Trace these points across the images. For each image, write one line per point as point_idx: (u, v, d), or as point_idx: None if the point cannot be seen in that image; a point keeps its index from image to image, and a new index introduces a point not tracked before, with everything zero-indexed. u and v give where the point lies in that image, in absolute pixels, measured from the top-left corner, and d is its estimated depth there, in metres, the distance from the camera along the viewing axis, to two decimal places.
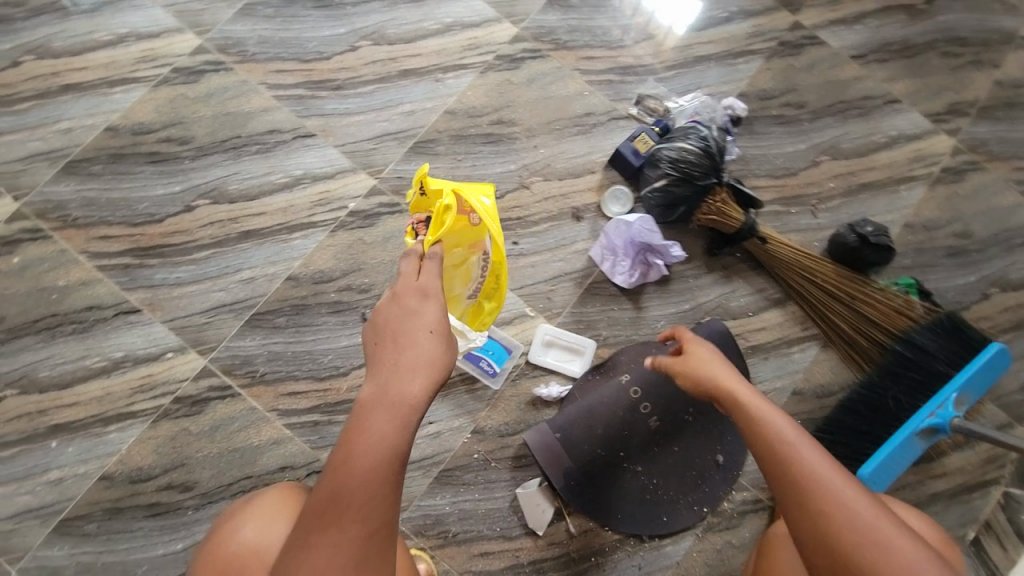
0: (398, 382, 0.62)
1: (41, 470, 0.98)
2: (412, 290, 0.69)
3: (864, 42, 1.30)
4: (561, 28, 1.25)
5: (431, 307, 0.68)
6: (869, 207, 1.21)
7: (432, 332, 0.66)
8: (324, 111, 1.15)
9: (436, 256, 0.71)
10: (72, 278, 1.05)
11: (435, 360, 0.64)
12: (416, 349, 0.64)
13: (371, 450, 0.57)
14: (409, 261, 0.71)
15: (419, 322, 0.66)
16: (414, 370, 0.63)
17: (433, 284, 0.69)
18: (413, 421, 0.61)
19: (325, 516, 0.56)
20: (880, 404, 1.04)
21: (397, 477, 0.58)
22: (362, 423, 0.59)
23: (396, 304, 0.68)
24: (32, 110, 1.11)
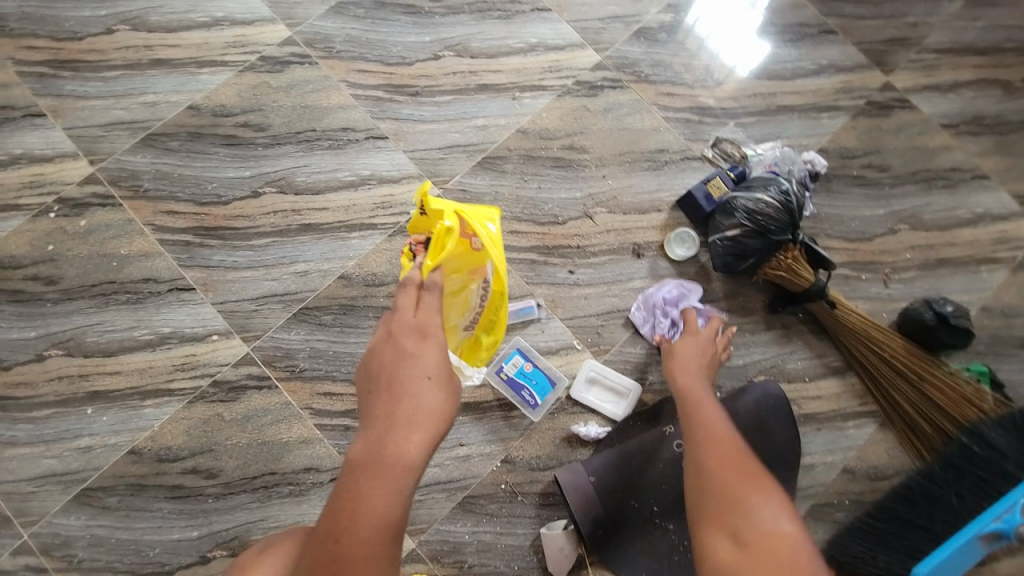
0: (392, 440, 0.53)
1: (73, 435, 0.98)
2: (409, 329, 0.62)
3: (957, 111, 1.24)
4: (645, 61, 1.23)
5: (430, 348, 0.60)
6: (945, 284, 1.15)
7: (431, 378, 0.58)
8: (399, 115, 1.15)
9: (435, 288, 0.67)
10: (134, 249, 1.06)
11: (436, 412, 0.56)
12: (414, 399, 0.56)
13: (362, 523, 0.48)
14: (406, 293, 0.66)
15: (417, 363, 0.59)
16: (412, 425, 0.54)
17: (432, 320, 0.63)
18: (410, 484, 0.52)
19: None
20: (938, 498, 0.93)
21: (393, 556, 0.48)
22: (351, 488, 0.50)
23: (391, 343, 0.61)
24: (120, 80, 1.14)
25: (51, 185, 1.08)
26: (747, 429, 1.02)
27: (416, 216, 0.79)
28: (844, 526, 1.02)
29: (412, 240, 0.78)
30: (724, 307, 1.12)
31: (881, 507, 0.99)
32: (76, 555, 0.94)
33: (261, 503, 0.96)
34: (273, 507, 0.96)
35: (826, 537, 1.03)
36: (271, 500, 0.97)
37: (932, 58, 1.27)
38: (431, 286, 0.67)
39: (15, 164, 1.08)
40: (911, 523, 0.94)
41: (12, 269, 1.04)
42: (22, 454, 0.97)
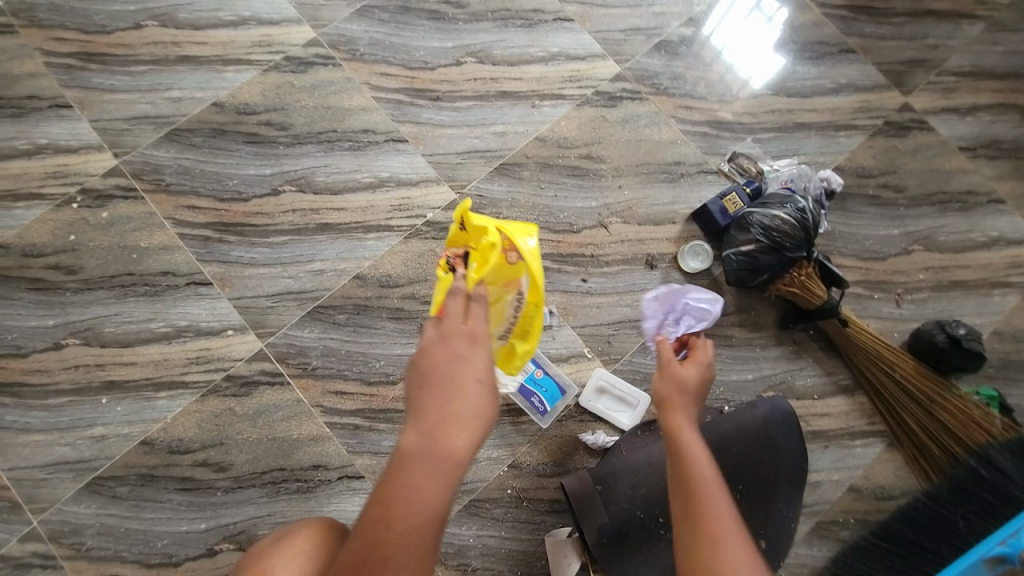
0: (444, 432, 0.58)
1: (87, 424, 0.99)
2: (461, 334, 0.66)
3: (974, 135, 1.24)
4: (665, 74, 1.24)
5: (480, 353, 0.65)
6: (957, 307, 1.15)
7: (480, 381, 0.62)
8: (419, 119, 1.16)
9: (481, 299, 0.70)
10: (154, 242, 1.07)
11: (480, 413, 0.60)
12: (463, 399, 0.61)
13: (415, 505, 0.53)
14: (455, 300, 0.69)
15: (468, 366, 0.63)
16: (460, 423, 0.59)
17: (481, 329, 0.67)
18: (456, 477, 0.56)
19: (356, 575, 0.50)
20: (944, 520, 0.94)
21: (436, 538, 0.53)
22: (405, 473, 0.55)
23: (444, 345, 0.65)
24: (147, 75, 1.15)
25: (75, 176, 1.09)
26: (755, 443, 1.03)
27: (456, 232, 0.82)
28: (849, 545, 1.01)
29: (452, 254, 0.82)
30: (736, 321, 1.12)
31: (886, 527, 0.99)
32: (85, 543, 0.95)
33: (269, 499, 0.97)
34: (281, 503, 0.97)
35: (831, 555, 1.02)
36: (279, 496, 0.97)
37: (951, 81, 1.27)
38: (479, 297, 0.70)
39: (41, 154, 1.09)
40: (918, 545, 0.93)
41: (33, 257, 1.05)
42: (35, 441, 0.98)
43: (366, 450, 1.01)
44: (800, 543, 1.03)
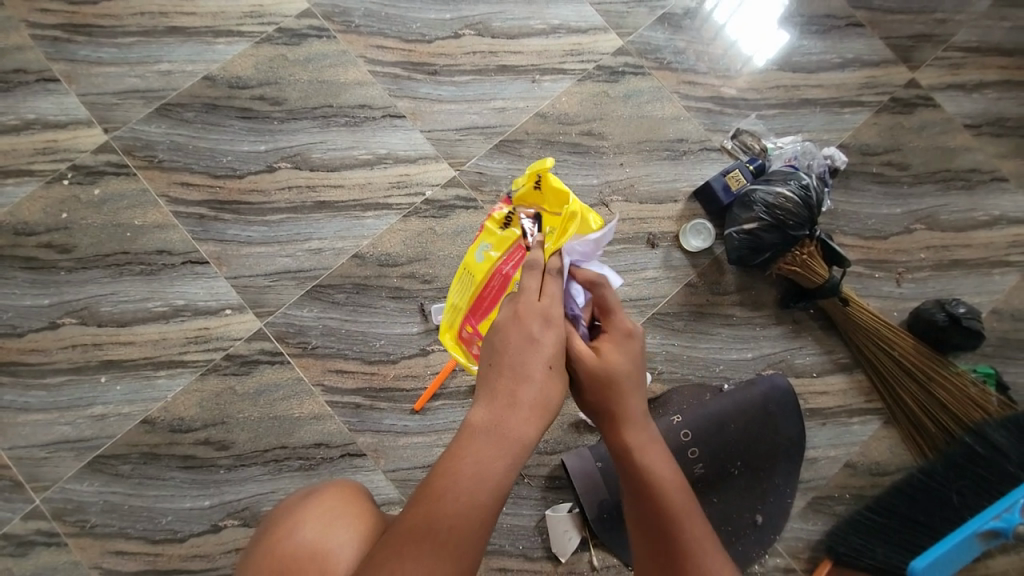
0: (512, 417, 0.58)
1: (87, 403, 0.99)
2: (535, 317, 0.64)
3: (980, 112, 1.23)
4: (668, 48, 1.21)
5: (552, 340, 0.63)
6: (957, 286, 1.15)
7: (549, 369, 0.61)
8: (417, 94, 1.14)
9: (559, 276, 0.67)
10: (148, 220, 1.05)
11: (545, 401, 0.60)
12: (532, 386, 0.60)
13: (478, 479, 0.54)
14: (532, 278, 0.66)
15: (536, 353, 0.62)
16: (526, 406, 0.59)
17: (557, 310, 0.64)
18: (519, 460, 0.57)
19: (419, 538, 0.51)
20: (938, 495, 0.95)
21: (496, 515, 0.54)
22: (471, 448, 0.56)
23: (517, 327, 0.63)
24: (135, 47, 1.12)
25: (65, 152, 1.07)
26: (754, 420, 1.04)
27: (527, 187, 0.76)
28: (844, 519, 1.03)
29: (520, 211, 0.77)
30: (737, 300, 1.12)
31: (880, 500, 1.00)
32: (89, 520, 0.95)
33: (272, 476, 0.98)
34: (283, 480, 0.98)
35: (825, 528, 1.04)
36: (282, 473, 0.98)
37: (958, 57, 1.25)
38: (557, 275, 0.67)
39: (29, 130, 1.07)
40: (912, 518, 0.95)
41: (25, 236, 1.03)
42: (35, 420, 0.98)
43: (368, 428, 1.01)
44: (796, 518, 1.05)
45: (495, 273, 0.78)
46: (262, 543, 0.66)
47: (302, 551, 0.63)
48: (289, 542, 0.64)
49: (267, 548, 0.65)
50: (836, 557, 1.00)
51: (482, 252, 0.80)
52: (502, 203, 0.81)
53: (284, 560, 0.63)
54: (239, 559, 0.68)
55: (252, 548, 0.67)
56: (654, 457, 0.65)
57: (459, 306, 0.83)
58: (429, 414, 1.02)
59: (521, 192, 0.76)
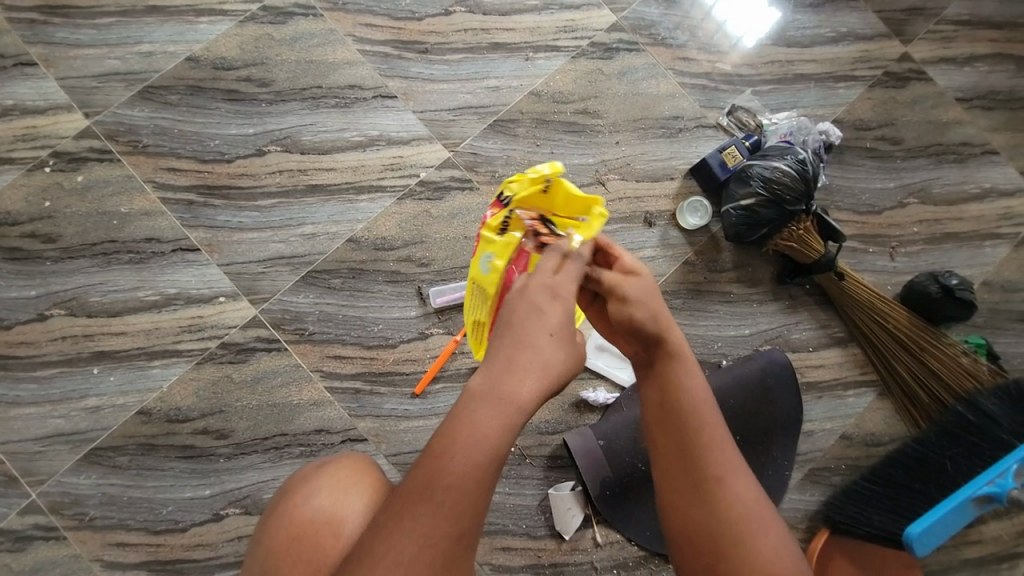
0: (511, 380, 0.58)
1: (80, 395, 0.97)
2: (542, 288, 0.64)
3: (971, 85, 1.23)
4: (662, 23, 1.19)
5: (557, 309, 0.63)
6: (949, 259, 1.16)
7: (551, 337, 0.61)
8: (408, 74, 1.11)
9: (581, 259, 0.67)
10: (135, 207, 1.03)
11: (550, 366, 0.60)
12: (533, 350, 0.60)
13: (475, 439, 0.54)
14: (551, 257, 0.67)
15: (542, 319, 0.62)
16: (526, 370, 0.59)
17: (567, 287, 0.65)
18: (516, 423, 0.57)
19: (415, 500, 0.53)
20: (933, 463, 0.96)
21: (492, 481, 0.54)
22: (468, 411, 0.56)
23: (524, 299, 0.63)
24: (114, 28, 1.08)
25: (45, 138, 1.03)
26: (753, 395, 1.05)
27: (529, 189, 0.74)
28: (840, 489, 1.05)
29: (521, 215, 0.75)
30: (733, 277, 1.12)
31: (877, 471, 1.02)
32: (88, 513, 0.94)
33: (274, 463, 0.97)
34: (285, 468, 0.97)
35: (822, 499, 1.07)
36: (283, 461, 0.97)
37: (950, 30, 1.25)
38: (577, 259, 0.67)
39: (7, 116, 1.03)
40: (906, 487, 0.97)
41: (8, 225, 1.00)
42: (27, 414, 0.96)
43: (368, 413, 1.00)
44: (793, 489, 1.07)
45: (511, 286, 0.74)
46: (280, 508, 0.68)
47: (317, 517, 0.65)
48: (306, 508, 0.66)
49: (284, 514, 0.67)
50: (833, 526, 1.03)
51: (485, 264, 0.74)
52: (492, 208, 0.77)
53: (301, 525, 0.65)
54: (250, 544, 0.70)
55: (268, 521, 0.69)
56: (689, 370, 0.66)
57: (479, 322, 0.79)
58: (430, 397, 1.01)
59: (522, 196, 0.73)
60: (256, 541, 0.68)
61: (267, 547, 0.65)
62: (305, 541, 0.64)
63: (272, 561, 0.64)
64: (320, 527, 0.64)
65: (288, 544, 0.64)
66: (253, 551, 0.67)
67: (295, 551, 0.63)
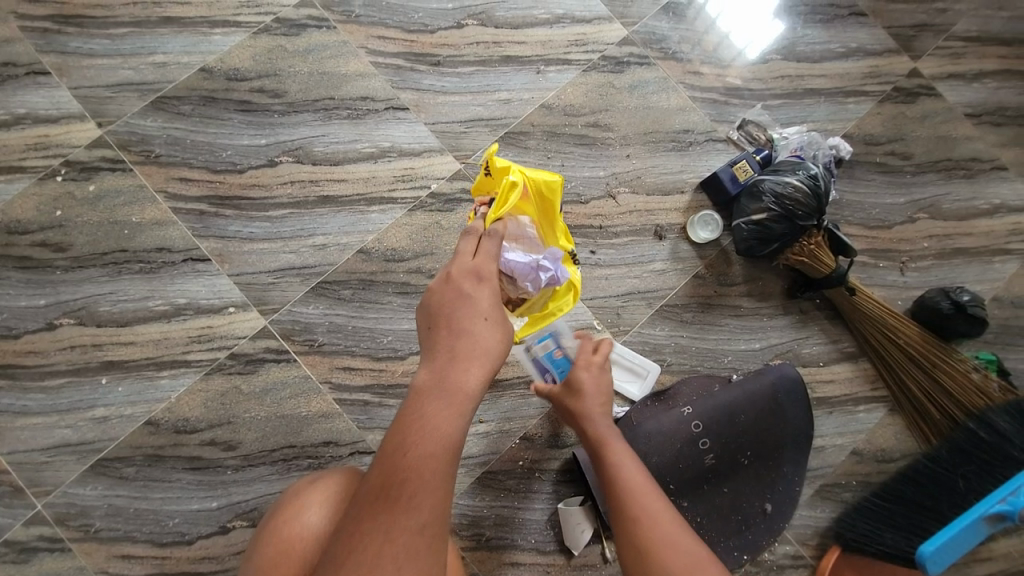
0: (457, 372, 0.61)
1: (88, 405, 0.96)
2: (467, 276, 0.70)
3: (980, 101, 1.23)
4: (672, 37, 1.20)
5: (485, 291, 0.69)
6: (960, 274, 1.16)
7: (486, 321, 0.67)
8: (420, 85, 1.12)
9: (495, 236, 0.75)
10: (146, 217, 1.03)
11: (488, 349, 0.65)
12: (472, 338, 0.65)
13: (429, 432, 0.55)
14: (468, 241, 0.75)
15: (475, 308, 0.68)
16: (469, 359, 0.62)
17: (486, 268, 0.72)
18: (467, 408, 0.59)
19: (379, 498, 0.51)
20: (946, 482, 0.96)
21: (453, 465, 0.54)
22: (420, 408, 0.57)
23: (450, 287, 0.69)
24: (128, 38, 1.08)
25: (58, 148, 1.03)
26: (764, 410, 1.04)
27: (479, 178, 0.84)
28: (851, 506, 1.04)
29: (478, 203, 0.84)
30: (744, 291, 1.12)
31: (889, 487, 1.02)
32: (93, 524, 0.93)
33: (281, 476, 0.96)
34: (292, 480, 0.96)
35: (833, 516, 1.06)
36: (291, 473, 0.97)
37: (959, 46, 1.25)
38: (491, 236, 0.75)
39: (20, 125, 1.03)
40: (918, 504, 0.96)
41: (19, 234, 1.00)
42: (34, 424, 0.95)
43: (377, 425, 1.00)
44: (804, 506, 1.06)
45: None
46: (272, 522, 0.68)
47: (304, 531, 0.64)
48: (295, 521, 0.66)
49: (276, 528, 0.66)
50: (844, 543, 1.01)
51: None
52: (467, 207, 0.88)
53: (290, 540, 0.64)
54: (245, 554, 0.69)
55: (262, 532, 0.68)
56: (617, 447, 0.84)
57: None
58: None
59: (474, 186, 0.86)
60: (250, 554, 0.67)
61: (258, 563, 0.65)
62: (293, 555, 0.63)
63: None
64: (307, 543, 0.63)
65: (276, 559, 0.63)
66: (248, 566, 0.67)
67: (284, 564, 0.63)
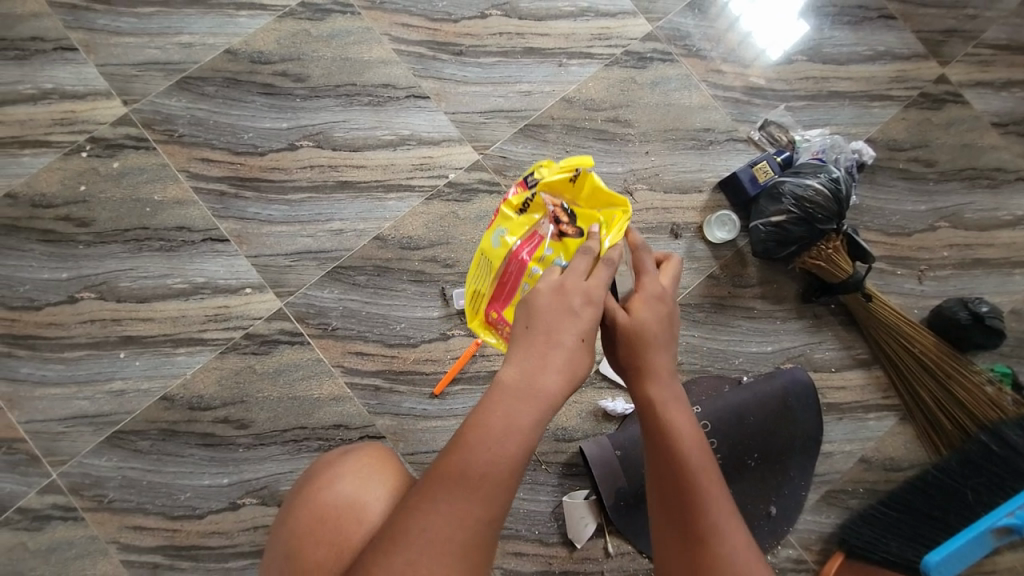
0: (543, 375, 0.56)
1: (106, 378, 0.98)
2: (577, 290, 0.59)
3: (1008, 111, 1.21)
4: (696, 35, 1.19)
5: (590, 318, 0.59)
6: (978, 285, 1.14)
7: (581, 342, 0.58)
8: (442, 74, 1.12)
9: (611, 265, 0.62)
10: (168, 195, 1.04)
11: (578, 365, 0.57)
12: (564, 350, 0.57)
13: (508, 431, 0.53)
14: (582, 257, 0.62)
15: (579, 325, 0.58)
16: (555, 366, 0.57)
17: (600, 293, 0.60)
18: (545, 417, 0.55)
19: (449, 483, 0.51)
20: (954, 493, 0.96)
21: (522, 469, 0.53)
22: (502, 402, 0.54)
23: (558, 296, 0.59)
24: (155, 17, 1.09)
25: (83, 124, 1.05)
26: (773, 413, 1.04)
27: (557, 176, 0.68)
28: (857, 513, 1.04)
29: (546, 201, 0.68)
30: (758, 293, 1.11)
31: (896, 496, 1.01)
32: (107, 495, 0.95)
33: (292, 456, 0.98)
34: (302, 461, 0.98)
35: (838, 522, 1.05)
36: (301, 454, 0.98)
37: (988, 54, 1.23)
38: (610, 264, 0.62)
39: (47, 99, 1.05)
40: (926, 514, 0.96)
41: (43, 208, 1.02)
42: (53, 394, 0.97)
43: (386, 411, 1.01)
44: (809, 511, 1.06)
45: (513, 261, 0.68)
46: (303, 494, 0.69)
47: (339, 501, 0.65)
48: (330, 492, 0.66)
49: (308, 499, 0.67)
50: (848, 550, 1.01)
51: (495, 238, 0.70)
52: (515, 186, 0.71)
53: (325, 509, 0.65)
54: (271, 526, 0.71)
55: (291, 502, 0.70)
56: (683, 423, 0.64)
57: (477, 293, 0.73)
58: (448, 398, 1.01)
59: (548, 180, 0.68)
60: (279, 523, 0.69)
61: (292, 531, 0.66)
62: (327, 524, 0.64)
63: (297, 544, 0.64)
64: (343, 513, 0.64)
65: (311, 526, 0.65)
66: (275, 536, 0.68)
67: (321, 533, 0.64)
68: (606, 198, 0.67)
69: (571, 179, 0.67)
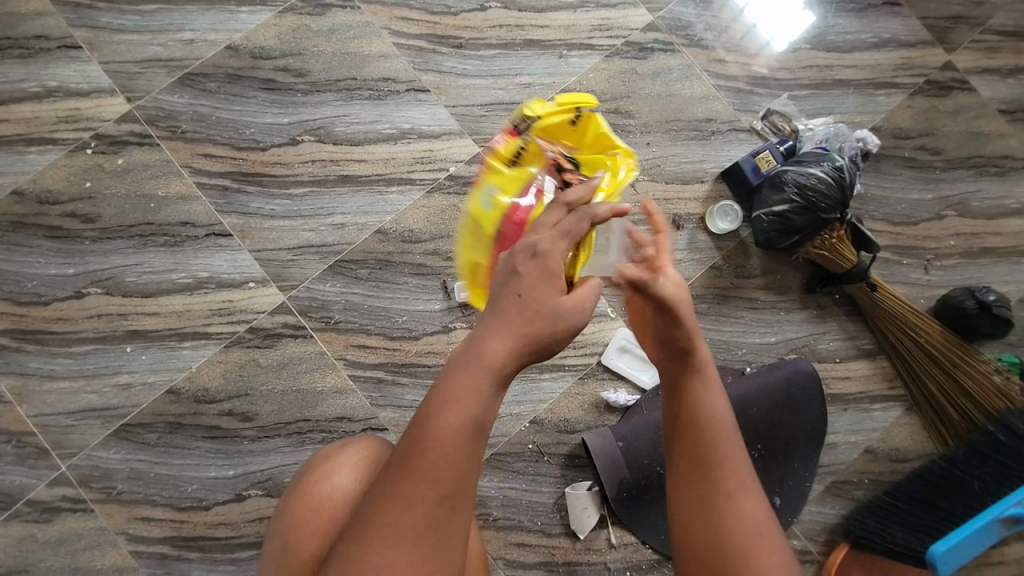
0: (489, 345, 0.53)
1: (113, 372, 1.00)
2: (522, 248, 0.57)
3: (1016, 97, 1.19)
4: (698, 24, 1.18)
5: (537, 273, 0.55)
6: (986, 274, 1.13)
7: (527, 302, 0.55)
8: (442, 68, 1.12)
9: (586, 215, 0.57)
10: (172, 191, 1.05)
11: (528, 329, 0.54)
12: (512, 316, 0.54)
13: (450, 406, 0.51)
14: (553, 211, 0.60)
15: (524, 283, 0.55)
16: (502, 333, 0.54)
17: (553, 248, 0.56)
18: (493, 386, 0.53)
19: (399, 465, 0.50)
20: (961, 482, 0.95)
21: (473, 441, 0.51)
22: (447, 378, 0.52)
23: (508, 260, 0.57)
24: (157, 14, 1.10)
25: (88, 121, 1.06)
26: (777, 403, 1.04)
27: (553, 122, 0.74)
28: (862, 504, 1.03)
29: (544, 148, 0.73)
30: (761, 283, 1.11)
31: (901, 487, 1.01)
32: (115, 487, 0.97)
33: (296, 448, 0.99)
34: (306, 453, 0.99)
35: (843, 513, 1.04)
36: (305, 446, 0.99)
37: (995, 40, 1.21)
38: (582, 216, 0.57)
39: (52, 97, 1.06)
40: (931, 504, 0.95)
41: (49, 204, 1.03)
42: (61, 388, 0.99)
43: (389, 403, 1.01)
44: (813, 502, 1.05)
45: (512, 216, 0.72)
46: (301, 484, 0.69)
47: (334, 492, 0.66)
48: (326, 484, 0.67)
49: (305, 489, 0.68)
50: (853, 541, 1.00)
51: (489, 196, 0.73)
52: (503, 136, 0.76)
53: (320, 499, 0.66)
54: (272, 515, 0.71)
55: (290, 492, 0.70)
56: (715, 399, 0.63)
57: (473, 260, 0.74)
58: None
59: (544, 123, 0.73)
60: (277, 514, 0.69)
61: (287, 523, 0.67)
62: (323, 515, 0.65)
63: (293, 535, 0.65)
64: (339, 505, 0.66)
65: (307, 516, 0.65)
66: (274, 526, 0.69)
67: (314, 524, 0.65)
68: (605, 144, 0.75)
69: (567, 122, 0.74)
